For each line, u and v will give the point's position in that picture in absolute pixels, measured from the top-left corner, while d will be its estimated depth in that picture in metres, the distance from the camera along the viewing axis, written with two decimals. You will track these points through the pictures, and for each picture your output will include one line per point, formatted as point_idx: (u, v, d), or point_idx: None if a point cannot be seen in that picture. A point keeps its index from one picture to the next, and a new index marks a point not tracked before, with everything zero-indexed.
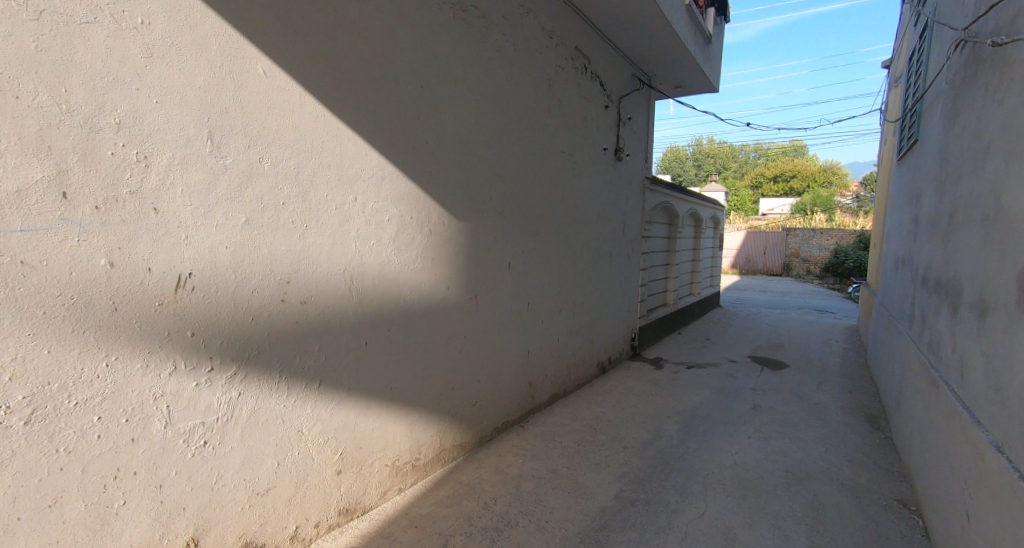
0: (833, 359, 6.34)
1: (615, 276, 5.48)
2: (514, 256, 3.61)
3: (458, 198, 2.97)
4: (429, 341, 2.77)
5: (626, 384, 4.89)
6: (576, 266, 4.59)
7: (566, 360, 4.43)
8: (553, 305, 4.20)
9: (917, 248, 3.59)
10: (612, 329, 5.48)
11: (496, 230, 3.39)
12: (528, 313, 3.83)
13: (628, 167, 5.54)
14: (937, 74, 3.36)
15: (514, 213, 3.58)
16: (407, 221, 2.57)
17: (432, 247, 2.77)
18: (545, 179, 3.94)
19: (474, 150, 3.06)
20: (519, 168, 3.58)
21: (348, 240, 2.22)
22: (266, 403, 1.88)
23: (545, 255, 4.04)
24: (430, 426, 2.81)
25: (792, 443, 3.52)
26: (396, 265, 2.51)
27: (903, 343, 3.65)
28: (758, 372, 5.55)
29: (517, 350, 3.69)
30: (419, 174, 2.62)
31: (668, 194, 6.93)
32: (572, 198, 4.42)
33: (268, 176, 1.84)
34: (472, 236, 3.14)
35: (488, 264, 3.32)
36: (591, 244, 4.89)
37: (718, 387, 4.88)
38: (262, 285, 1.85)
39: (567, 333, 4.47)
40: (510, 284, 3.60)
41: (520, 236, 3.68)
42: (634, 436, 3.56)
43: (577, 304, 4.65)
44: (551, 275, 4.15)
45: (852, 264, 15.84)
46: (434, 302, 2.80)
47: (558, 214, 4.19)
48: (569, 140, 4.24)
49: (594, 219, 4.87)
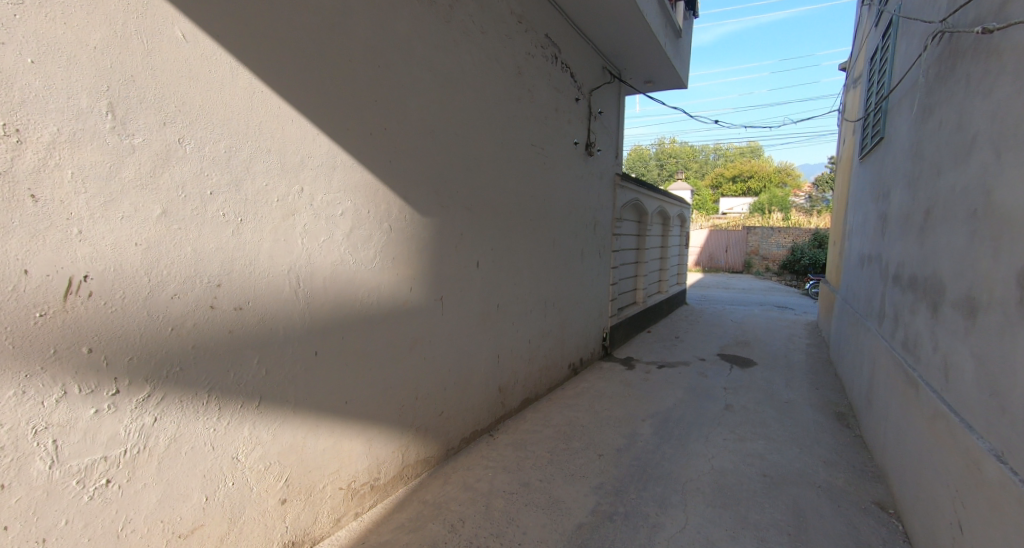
0: (798, 355, 6.43)
1: (586, 275, 5.34)
2: (482, 254, 3.40)
3: (421, 191, 2.73)
4: (389, 349, 2.52)
5: (599, 385, 4.76)
6: (547, 264, 4.42)
7: (537, 362, 4.25)
8: (523, 306, 4.02)
9: (886, 245, 3.59)
10: (584, 329, 5.35)
11: (463, 227, 3.17)
12: (497, 314, 3.62)
13: (599, 162, 5.42)
14: (906, 71, 3.35)
15: (482, 208, 3.36)
16: (363, 216, 2.31)
17: (392, 245, 2.52)
18: (515, 173, 3.75)
19: (438, 139, 2.82)
20: (487, 160, 3.36)
21: (294, 237, 1.96)
22: (190, 428, 1.60)
23: (515, 253, 3.84)
24: (391, 441, 2.56)
25: (767, 445, 3.47)
26: (351, 264, 2.25)
27: (873, 341, 3.65)
28: (727, 370, 5.54)
29: (486, 354, 3.48)
30: (377, 164, 2.37)
31: (637, 191, 6.86)
32: (543, 193, 4.24)
33: (192, 160, 1.56)
34: (437, 233, 2.91)
35: (455, 262, 3.10)
36: (562, 242, 4.72)
37: (690, 387, 4.82)
38: (185, 289, 1.57)
39: (538, 335, 4.29)
40: (479, 285, 3.39)
41: (489, 234, 3.46)
42: (609, 442, 3.42)
43: (548, 304, 4.48)
44: (521, 273, 3.96)
45: (808, 261, 16.43)
46: (396, 305, 2.56)
47: (528, 210, 4.01)
48: (540, 133, 4.06)
49: (565, 215, 4.72)
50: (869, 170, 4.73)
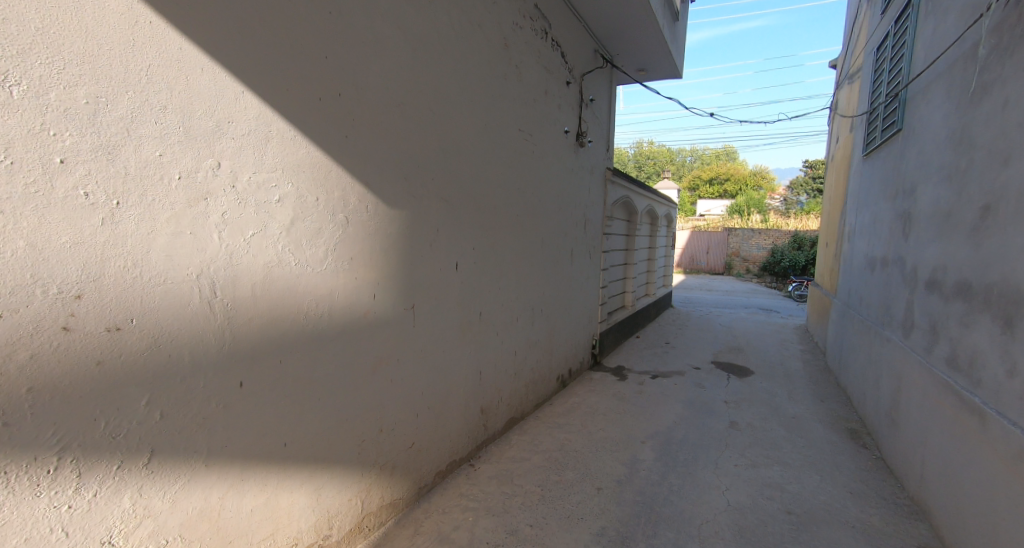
0: (794, 362, 6.15)
1: (575, 278, 4.91)
2: (462, 254, 2.92)
3: (389, 177, 2.25)
4: (344, 373, 2.02)
5: (591, 401, 4.33)
6: (535, 267, 3.97)
7: (524, 376, 3.80)
8: (509, 313, 3.56)
9: (911, 247, 3.24)
10: (573, 337, 4.91)
11: (440, 221, 2.69)
12: (480, 323, 3.15)
13: (590, 155, 4.99)
14: (938, 53, 3.00)
15: (463, 201, 2.89)
16: (309, 205, 1.82)
17: (348, 242, 2.03)
18: (499, 162, 3.28)
19: (408, 115, 2.34)
20: (469, 144, 2.90)
21: (207, 230, 1.45)
22: (24, 509, 1.11)
23: (500, 252, 3.38)
24: (347, 487, 2.07)
25: (783, 472, 3.09)
26: (291, 266, 1.75)
27: (896, 353, 3.31)
28: (724, 380, 5.19)
29: (466, 371, 3.01)
30: (328, 139, 1.87)
31: (628, 188, 6.47)
32: (531, 187, 3.79)
33: (22, 111, 1.07)
34: (408, 228, 2.42)
35: (430, 264, 2.61)
36: (551, 241, 4.28)
37: (688, 401, 4.44)
38: (13, 305, 1.07)
39: (525, 345, 3.83)
40: (458, 290, 2.91)
41: (470, 231, 2.99)
42: (608, 472, 2.98)
43: (536, 310, 4.03)
44: (507, 276, 3.50)
45: (787, 264, 16.45)
46: (353, 319, 2.05)
47: (515, 205, 3.55)
48: (527, 117, 3.60)
49: (554, 212, 4.27)
50: (879, 167, 4.41)
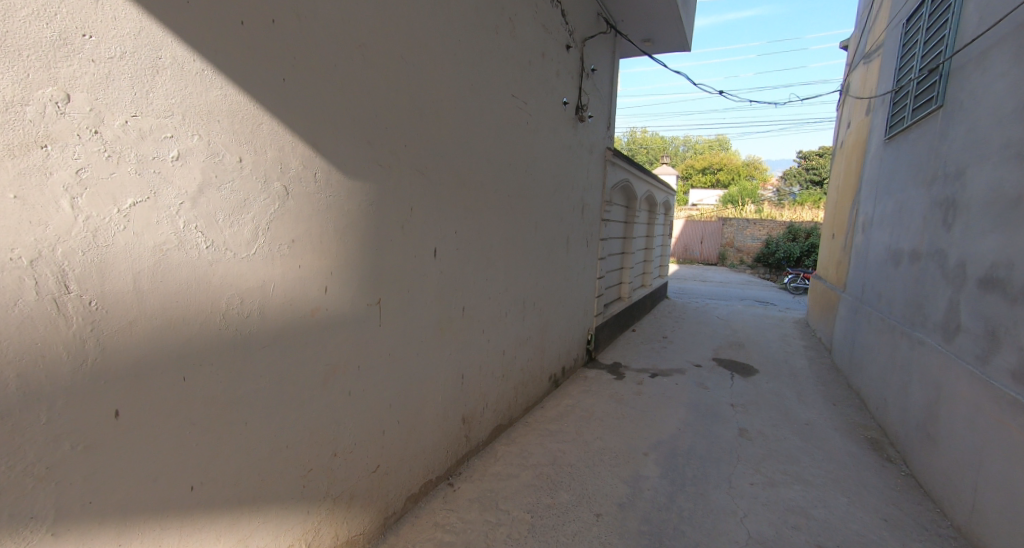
0: (799, 361, 5.82)
1: (571, 268, 4.51)
2: (442, 239, 2.48)
3: (348, 142, 1.80)
4: (282, 387, 1.58)
5: (586, 406, 3.95)
6: (528, 256, 3.55)
7: (513, 378, 3.41)
8: (497, 307, 3.14)
9: (956, 239, 2.85)
10: (567, 333, 4.51)
11: (416, 199, 2.25)
12: (462, 319, 2.73)
13: (589, 132, 4.54)
14: (1001, 14, 2.59)
15: (444, 176, 2.44)
16: (228, 169, 1.36)
17: (289, 220, 1.57)
18: (489, 133, 2.83)
19: (374, 64, 1.89)
20: (453, 107, 2.44)
21: (46, 195, 1.00)
22: None
23: (488, 237, 2.95)
24: (289, 530, 1.65)
25: (805, 492, 2.73)
26: (200, 250, 1.29)
27: (932, 359, 2.95)
28: (728, 381, 4.84)
29: (444, 375, 2.60)
30: (258, 81, 1.41)
31: (627, 172, 6.03)
32: (525, 165, 3.35)
33: None
34: (373, 206, 1.97)
35: (402, 250, 2.18)
36: (546, 226, 3.85)
37: (693, 405, 4.08)
38: None
39: (515, 343, 3.42)
40: (437, 281, 2.48)
41: (454, 212, 2.56)
42: (608, 493, 2.60)
43: (528, 304, 3.62)
44: (496, 266, 3.08)
45: (782, 255, 16.22)
46: (295, 317, 1.61)
47: (506, 184, 3.11)
48: (522, 82, 3.15)
49: (550, 194, 3.84)
50: (908, 150, 4.01)
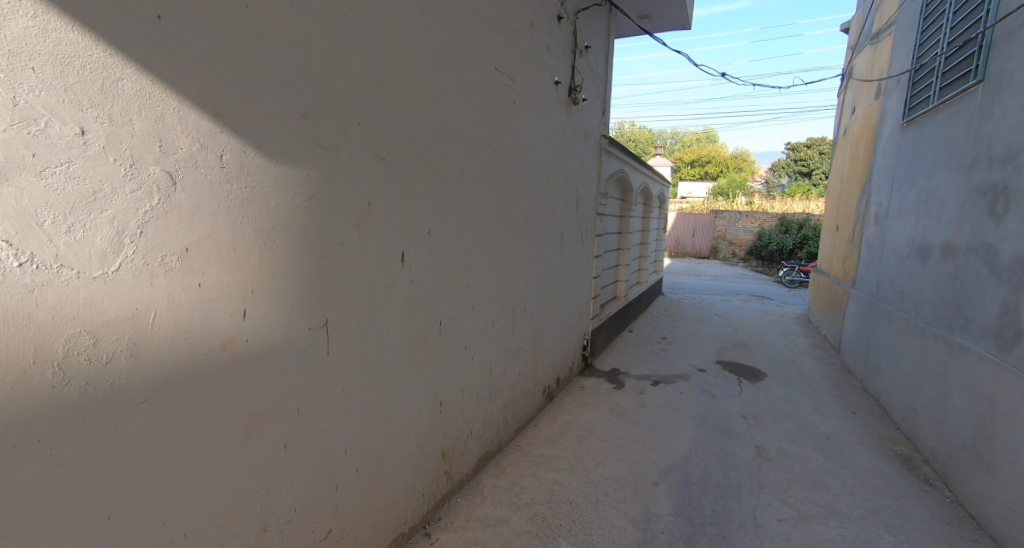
0: (806, 362, 5.49)
1: (565, 268, 4.11)
2: (413, 242, 2.05)
3: (276, 118, 1.35)
4: (176, 453, 1.14)
5: (584, 423, 3.56)
6: (518, 257, 3.14)
7: (501, 397, 3.00)
8: (482, 318, 2.72)
9: (1011, 231, 2.48)
10: (561, 340, 4.11)
11: (378, 193, 1.81)
12: (440, 336, 2.31)
13: (583, 117, 4.12)
14: None
15: (415, 165, 2.00)
16: (58, 144, 0.91)
17: (179, 220, 1.12)
18: (470, 114, 2.40)
19: (313, 14, 1.44)
20: (424, 80, 2.01)
21: None
22: None
23: (471, 238, 2.53)
24: None
25: (843, 529, 2.37)
26: (4, 267, 0.85)
27: (980, 369, 2.59)
28: (736, 388, 4.48)
29: (419, 404, 2.17)
30: (113, 15, 0.96)
31: (623, 162, 5.63)
32: (513, 153, 2.93)
33: None
34: (317, 201, 1.53)
35: (360, 257, 1.75)
36: (538, 223, 3.43)
37: (701, 419, 3.70)
38: None
39: (503, 357, 3.01)
40: (408, 291, 2.05)
41: (428, 208, 2.12)
42: (616, 541, 2.20)
43: (518, 311, 3.21)
44: (480, 270, 2.66)
45: (775, 247, 15.98)
46: (194, 355, 1.17)
47: (492, 175, 2.69)
48: (508, 56, 2.72)
49: (541, 187, 3.42)
50: (935, 133, 3.65)
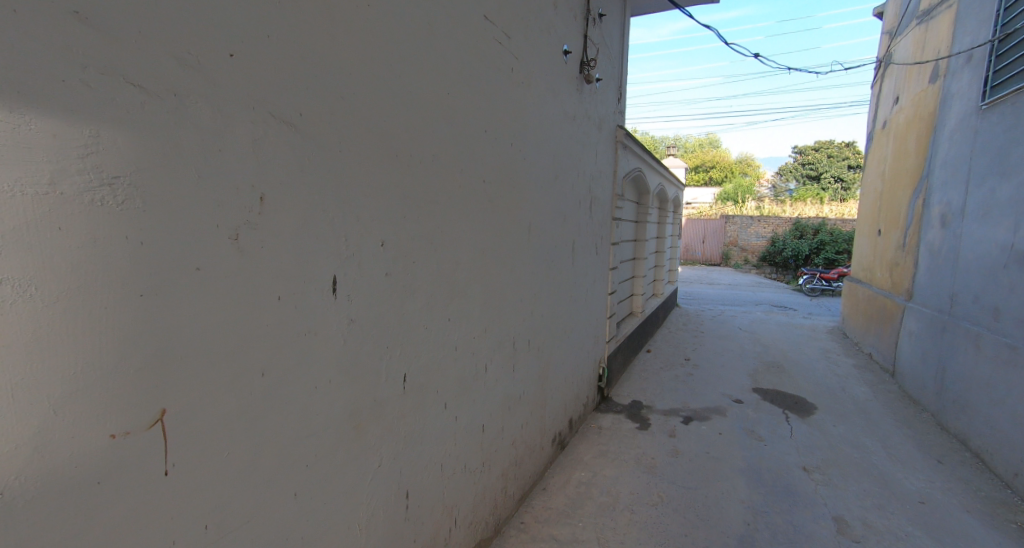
0: (857, 388, 4.73)
1: (578, 285, 3.39)
2: (356, 266, 1.33)
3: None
4: None
5: (607, 484, 2.81)
6: (519, 275, 2.42)
7: (498, 462, 2.27)
8: (471, 361, 2.00)
9: None
10: (573, 372, 3.37)
11: (284, 185, 1.09)
12: (406, 397, 1.58)
13: (597, 101, 3.42)
14: None
15: (353, 143, 1.28)
16: None
17: None
18: (447, 76, 1.70)
19: None
20: (369, 11, 1.30)
21: None
22: None
23: (450, 252, 1.81)
24: None
25: None
26: None
27: None
28: (785, 427, 3.73)
29: (372, 507, 1.44)
30: None
31: (639, 159, 4.92)
32: (510, 139, 2.23)
33: None
34: (128, 189, 0.81)
35: (246, 292, 1.01)
36: (545, 230, 2.72)
37: (754, 476, 2.95)
38: None
39: (500, 409, 2.28)
40: (349, 337, 1.32)
41: (379, 209, 1.40)
42: None
43: (520, 345, 2.48)
44: (466, 296, 1.94)
45: (790, 253, 15.22)
46: None
47: (481, 166, 1.98)
48: (502, 4, 2.03)
49: (548, 185, 2.71)
50: None
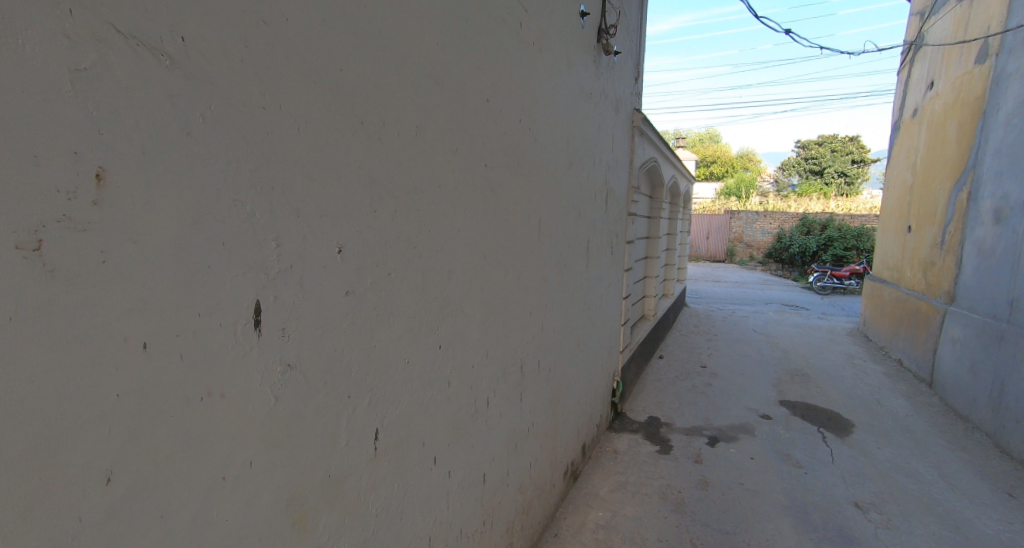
0: (894, 400, 4.31)
1: (592, 290, 2.95)
2: (297, 287, 0.89)
3: None
4: None
5: (630, 529, 2.38)
6: (527, 283, 1.98)
7: (502, 517, 1.83)
8: (468, 397, 1.56)
9: None
10: (587, 390, 2.95)
11: (152, 159, 0.65)
12: (378, 462, 1.14)
13: (614, 78, 2.98)
14: None
15: (284, 98, 0.84)
16: None
17: None
18: (435, 20, 1.26)
19: None
20: None
21: None
22: None
23: (440, 258, 1.37)
24: None
25: None
26: None
27: None
28: (825, 450, 3.31)
29: None
30: None
31: (655, 149, 4.48)
32: (517, 114, 1.79)
33: None
34: None
35: (65, 348, 0.57)
36: (557, 227, 2.29)
37: (801, 516, 2.53)
38: None
39: (505, 451, 1.85)
40: (285, 392, 0.88)
41: (332, 202, 0.96)
42: None
43: (528, 368, 2.05)
44: (461, 314, 1.50)
45: (797, 249, 14.79)
46: None
47: (481, 147, 1.54)
48: None
49: (561, 174, 2.27)
50: None
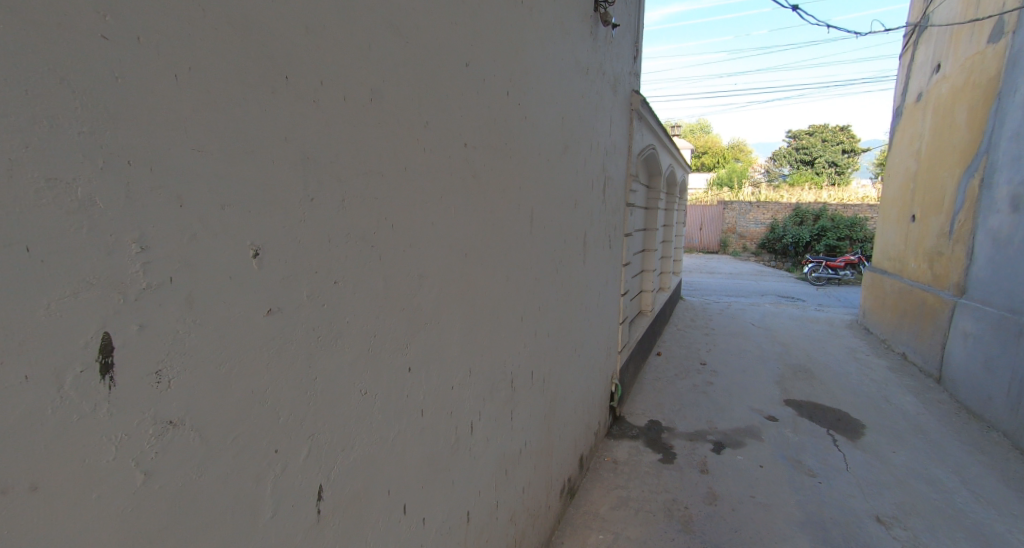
0: (902, 397, 4.13)
1: (589, 288, 2.70)
2: (184, 311, 0.62)
3: None
4: None
5: None
6: (518, 285, 1.72)
7: None
8: (447, 425, 1.30)
9: None
10: (584, 397, 2.70)
11: None
12: (324, 529, 0.88)
13: (612, 54, 2.71)
14: None
15: (146, 28, 0.57)
16: None
17: None
18: None
19: None
20: None
21: None
22: None
23: (408, 259, 1.10)
24: None
25: None
26: None
27: None
28: (837, 455, 3.10)
29: None
30: None
31: (653, 135, 4.21)
32: (503, 85, 1.51)
33: None
34: None
35: None
36: (551, 220, 2.02)
37: (820, 534, 2.31)
38: None
39: (493, 481, 1.59)
40: (165, 460, 0.61)
41: (240, 189, 0.69)
42: None
43: (520, 381, 1.79)
44: (437, 327, 1.24)
45: (790, 240, 14.67)
46: None
47: (459, 123, 1.27)
48: None
49: (555, 158, 2.00)
50: None
